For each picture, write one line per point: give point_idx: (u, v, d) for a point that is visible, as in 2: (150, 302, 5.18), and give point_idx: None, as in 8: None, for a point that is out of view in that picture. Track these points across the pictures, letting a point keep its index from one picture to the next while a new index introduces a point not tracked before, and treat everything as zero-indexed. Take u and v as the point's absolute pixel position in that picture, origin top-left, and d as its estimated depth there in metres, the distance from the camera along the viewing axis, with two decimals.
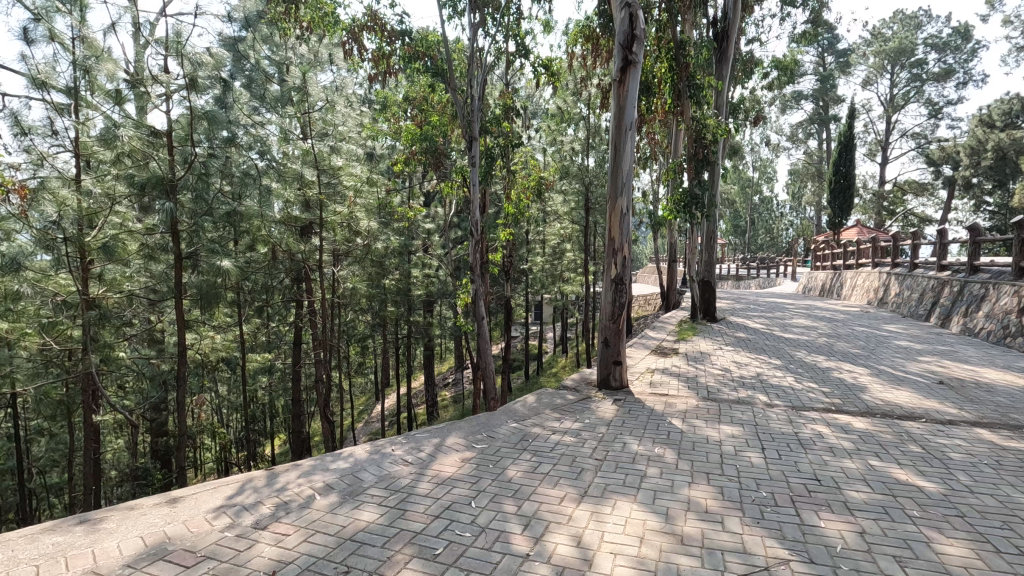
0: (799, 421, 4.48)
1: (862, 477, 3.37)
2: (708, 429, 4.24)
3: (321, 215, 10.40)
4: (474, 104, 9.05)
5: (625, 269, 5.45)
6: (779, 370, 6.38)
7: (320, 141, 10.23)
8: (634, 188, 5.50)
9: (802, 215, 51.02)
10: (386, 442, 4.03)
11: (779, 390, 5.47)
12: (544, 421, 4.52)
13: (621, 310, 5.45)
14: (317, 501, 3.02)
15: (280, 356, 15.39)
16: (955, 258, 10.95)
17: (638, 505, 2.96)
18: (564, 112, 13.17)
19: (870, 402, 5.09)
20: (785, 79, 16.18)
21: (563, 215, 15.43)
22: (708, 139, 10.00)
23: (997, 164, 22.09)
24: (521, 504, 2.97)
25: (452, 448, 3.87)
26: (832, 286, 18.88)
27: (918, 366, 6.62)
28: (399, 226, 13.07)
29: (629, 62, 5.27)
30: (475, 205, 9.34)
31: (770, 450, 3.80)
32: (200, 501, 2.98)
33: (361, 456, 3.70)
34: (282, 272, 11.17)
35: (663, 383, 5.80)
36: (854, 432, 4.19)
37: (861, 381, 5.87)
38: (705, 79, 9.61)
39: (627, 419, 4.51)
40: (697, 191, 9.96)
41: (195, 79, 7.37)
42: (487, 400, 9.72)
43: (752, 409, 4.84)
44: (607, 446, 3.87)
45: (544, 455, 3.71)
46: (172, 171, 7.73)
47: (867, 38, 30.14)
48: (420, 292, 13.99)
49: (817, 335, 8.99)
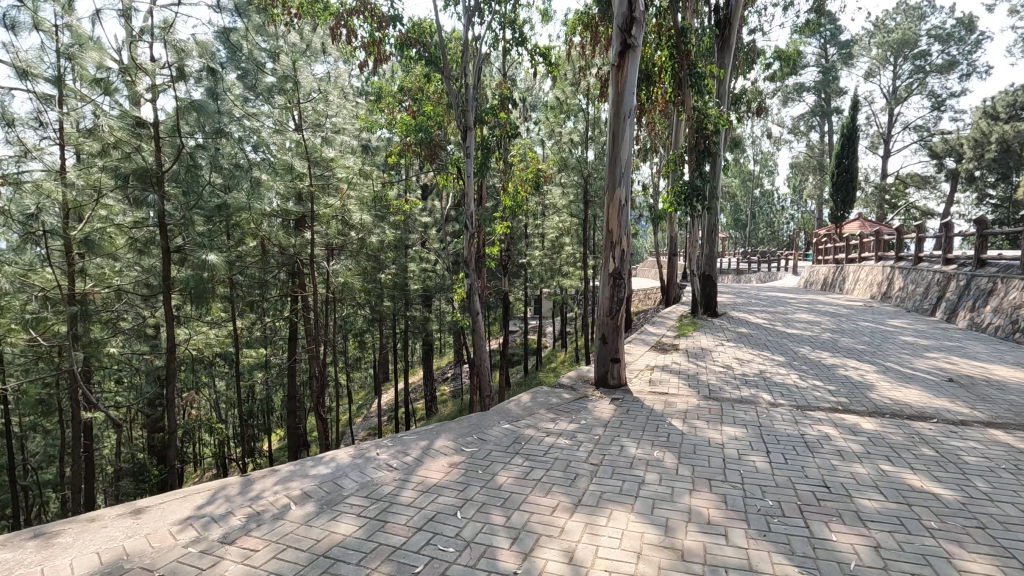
0: (805, 422, 4.28)
1: (875, 483, 3.17)
2: (710, 431, 4.04)
3: (313, 209, 10.10)
4: (469, 93, 8.83)
5: (623, 263, 5.24)
6: (784, 368, 6.17)
7: (313, 133, 9.96)
8: (634, 179, 5.26)
9: (803, 208, 50.69)
10: (371, 445, 3.83)
11: (784, 389, 5.27)
12: (538, 422, 4.32)
13: (619, 307, 5.24)
14: (292, 511, 2.81)
15: (276, 351, 15.21)
16: (962, 252, 10.75)
17: (636, 515, 2.76)
18: (563, 103, 12.89)
19: (879, 401, 4.88)
20: (787, 70, 15.91)
21: (561, 209, 15.16)
22: (709, 130, 9.75)
23: (1001, 157, 21.80)
24: (510, 514, 2.77)
25: (439, 451, 3.67)
26: (834, 280, 18.68)
27: (927, 363, 6.42)
28: (395, 220, 12.83)
29: (629, 46, 5.02)
30: (471, 197, 9.14)
31: (775, 453, 3.61)
32: (167, 512, 2.78)
33: (342, 460, 3.49)
34: (276, 266, 10.97)
35: (663, 381, 5.59)
36: (863, 434, 3.99)
37: (868, 379, 5.66)
38: (707, 68, 9.23)
39: (624, 420, 4.31)
40: (699, 183, 9.70)
41: (182, 67, 7.12)
42: (482, 398, 9.61)
43: (755, 409, 4.63)
44: (604, 450, 3.66)
45: (537, 459, 3.51)
46: (158, 162, 7.45)
47: (870, 30, 29.80)
48: (418, 286, 13.78)
49: (821, 330, 8.82)
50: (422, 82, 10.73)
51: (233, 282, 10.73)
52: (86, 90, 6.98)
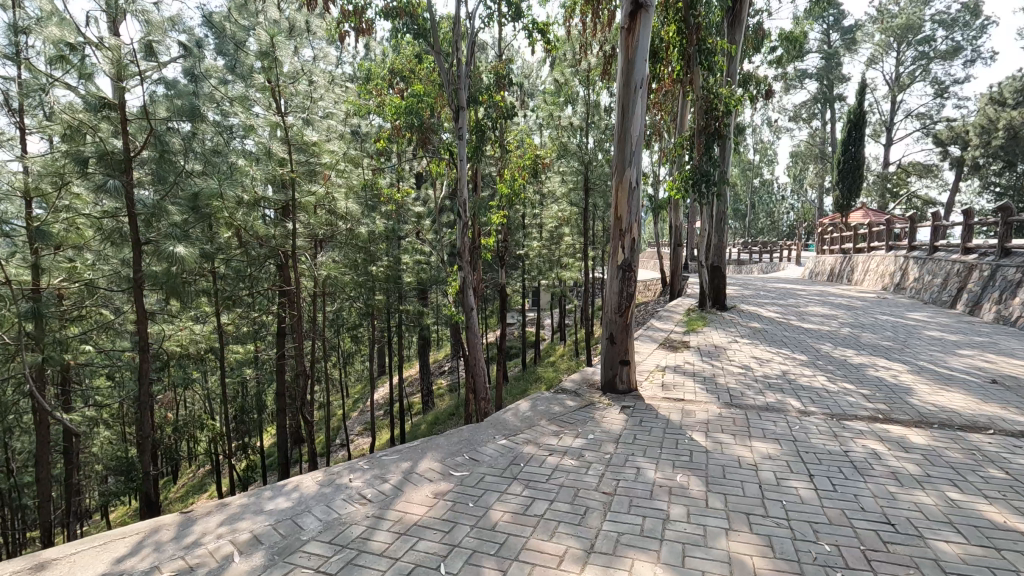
0: (845, 435, 3.73)
1: (948, 519, 2.63)
2: (739, 448, 3.49)
3: (293, 197, 9.28)
4: (462, 71, 8.07)
5: (634, 254, 4.67)
6: (808, 368, 5.61)
7: (295, 114, 9.01)
8: (645, 158, 4.68)
9: (804, 198, 49.95)
10: (344, 468, 3.26)
11: (813, 393, 4.73)
12: (540, 437, 3.76)
13: (629, 302, 4.69)
14: (233, 566, 2.25)
15: (266, 346, 14.55)
16: (982, 241, 10.24)
17: (664, 568, 2.21)
18: (561, 86, 12.19)
19: (922, 408, 4.32)
20: (792, 54, 15.31)
21: (561, 196, 14.46)
22: (720, 110, 9.03)
23: (1009, 144, 20.99)
24: (506, 567, 2.22)
25: (423, 476, 3.12)
26: (841, 271, 18.10)
27: (962, 362, 5.88)
28: (385, 210, 12.18)
29: (640, 5, 4.41)
30: (464, 183, 8.43)
31: (821, 478, 3.05)
32: (76, 569, 2.23)
33: (307, 490, 2.93)
34: (260, 257, 9.97)
35: (677, 385, 5.02)
36: (916, 451, 3.43)
37: (904, 382, 5.11)
38: (718, 44, 8.55)
39: (638, 434, 3.75)
40: (707, 168, 9.09)
41: (151, 46, 6.47)
42: (478, 400, 9.05)
43: (784, 419, 4.08)
44: (618, 474, 3.10)
45: (539, 488, 2.95)
46: (127, 146, 6.89)
47: (873, 15, 29.16)
48: (411, 278, 13.14)
49: (839, 325, 8.27)
50: (414, 62, 10.25)
51: (214, 273, 10.12)
52: (51, 69, 6.06)
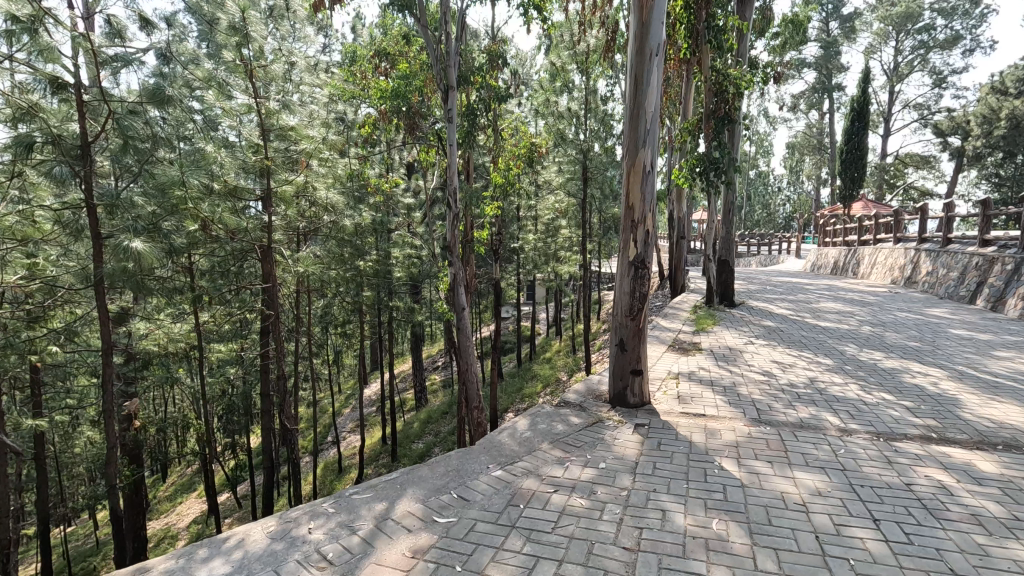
0: (901, 462, 3.16)
1: None
2: (781, 481, 2.91)
3: (272, 186, 8.45)
4: (452, 47, 7.42)
5: (648, 248, 4.09)
6: (838, 375, 5.05)
7: (271, 96, 8.18)
8: (659, 136, 4.07)
9: (801, 189, 49.48)
10: (304, 513, 2.67)
11: (849, 406, 4.17)
12: (542, 465, 3.19)
13: (642, 303, 4.12)
14: None
15: (250, 341, 13.79)
16: (1001, 234, 9.78)
17: None
18: (558, 70, 11.34)
19: (979, 425, 3.78)
20: (796, 40, 14.72)
21: (558, 187, 13.83)
22: (730, 92, 8.43)
23: (1010, 134, 20.41)
24: None
25: (402, 523, 2.54)
26: (845, 264, 17.63)
27: (1002, 365, 5.35)
28: (374, 201, 11.54)
29: None
30: (454, 172, 7.78)
31: (889, 525, 2.48)
32: None
33: (254, 548, 2.34)
34: (238, 252, 9.27)
35: (694, 397, 4.44)
36: (992, 484, 2.87)
37: (947, 390, 4.58)
38: (727, 20, 8.00)
39: (659, 462, 3.17)
40: (716, 155, 8.52)
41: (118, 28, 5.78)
42: (470, 408, 8.40)
43: (826, 440, 3.51)
44: (638, 519, 2.53)
45: (543, 542, 2.36)
46: (84, 130, 5.93)
47: (871, 4, 28.59)
48: (401, 273, 12.50)
49: (857, 323, 7.73)
50: (404, 43, 9.68)
51: (190, 267, 9.41)
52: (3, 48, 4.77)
